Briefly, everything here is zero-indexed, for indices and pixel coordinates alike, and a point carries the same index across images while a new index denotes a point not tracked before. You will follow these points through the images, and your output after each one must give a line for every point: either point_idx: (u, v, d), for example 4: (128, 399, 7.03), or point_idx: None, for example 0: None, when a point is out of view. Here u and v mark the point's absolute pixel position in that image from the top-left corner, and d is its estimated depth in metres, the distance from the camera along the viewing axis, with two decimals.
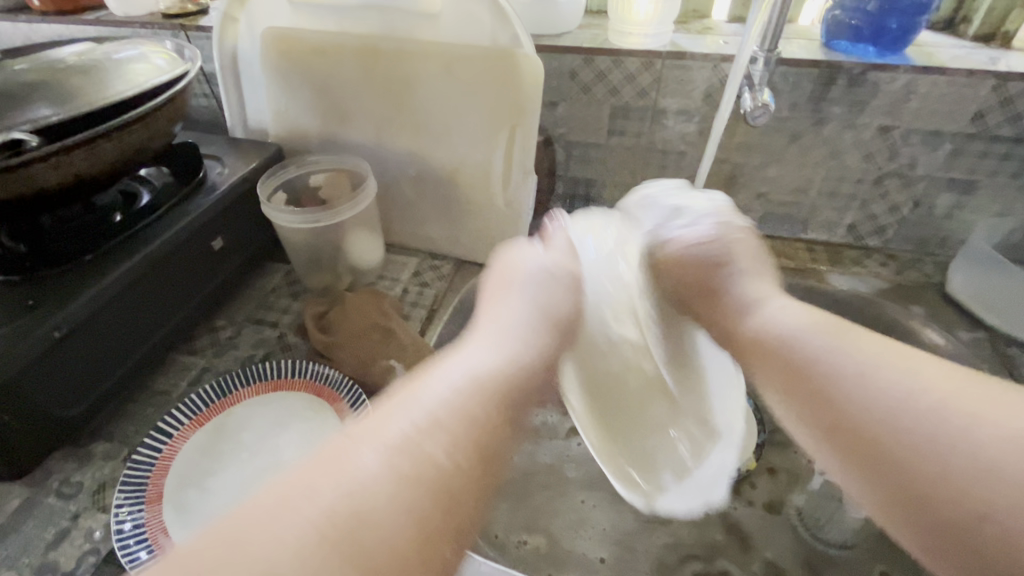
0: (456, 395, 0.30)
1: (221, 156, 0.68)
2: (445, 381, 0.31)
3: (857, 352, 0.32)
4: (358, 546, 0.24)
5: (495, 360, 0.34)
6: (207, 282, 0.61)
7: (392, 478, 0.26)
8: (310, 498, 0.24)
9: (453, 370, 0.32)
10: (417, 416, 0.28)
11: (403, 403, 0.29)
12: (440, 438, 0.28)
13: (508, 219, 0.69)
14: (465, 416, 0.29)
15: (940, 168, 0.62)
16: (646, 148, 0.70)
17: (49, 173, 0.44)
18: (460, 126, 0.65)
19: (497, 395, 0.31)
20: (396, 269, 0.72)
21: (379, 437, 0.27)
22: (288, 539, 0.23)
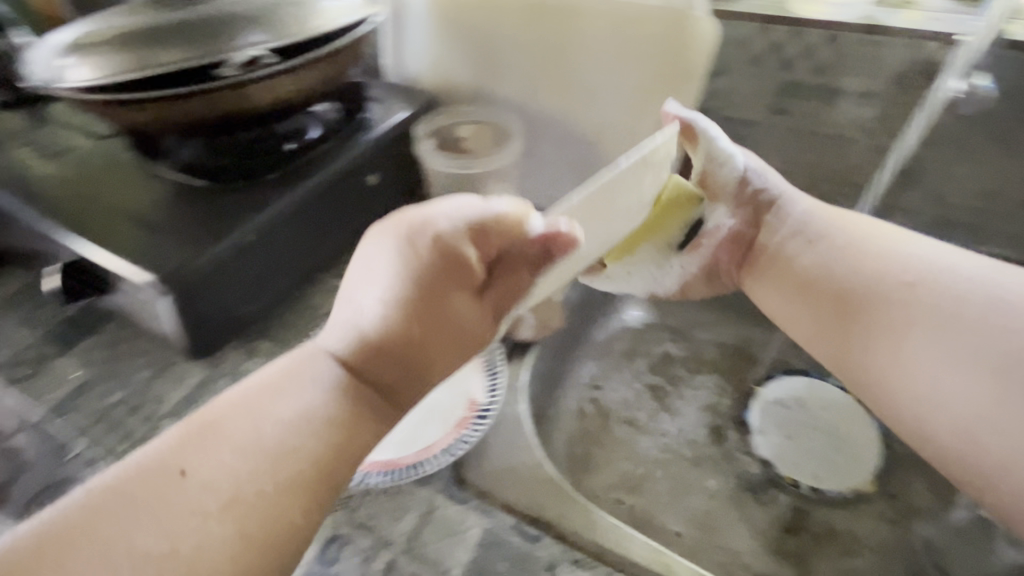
0: (280, 432, 0.33)
1: (381, 100, 0.72)
2: (271, 408, 0.34)
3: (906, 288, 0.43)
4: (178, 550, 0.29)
5: (326, 399, 0.35)
6: (359, 214, 0.66)
7: (200, 516, 0.30)
8: (132, 525, 0.29)
9: (283, 395, 0.35)
10: (234, 450, 0.32)
11: (226, 434, 0.33)
12: (255, 472, 0.31)
13: None
14: (279, 440, 0.33)
15: None
16: (809, 131, 0.64)
17: (263, 92, 0.52)
18: (613, 89, 0.63)
19: (320, 431, 0.34)
20: None
21: (201, 466, 0.31)
22: (111, 534, 0.29)
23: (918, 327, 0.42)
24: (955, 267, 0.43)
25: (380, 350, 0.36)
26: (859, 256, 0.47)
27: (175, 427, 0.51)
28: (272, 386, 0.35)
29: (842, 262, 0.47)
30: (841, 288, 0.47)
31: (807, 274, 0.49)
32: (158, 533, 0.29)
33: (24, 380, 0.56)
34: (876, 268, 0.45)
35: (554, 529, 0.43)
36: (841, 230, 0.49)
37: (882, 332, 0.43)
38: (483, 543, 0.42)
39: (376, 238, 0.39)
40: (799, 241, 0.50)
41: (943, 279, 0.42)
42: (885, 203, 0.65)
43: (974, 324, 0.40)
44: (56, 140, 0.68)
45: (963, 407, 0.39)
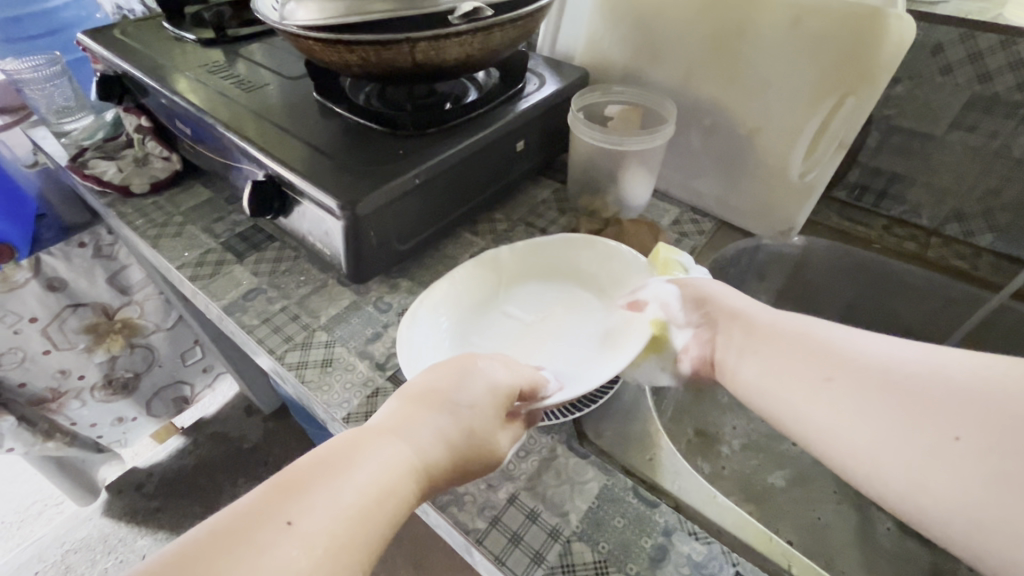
0: (377, 479, 0.35)
1: (539, 72, 0.75)
2: (366, 465, 0.36)
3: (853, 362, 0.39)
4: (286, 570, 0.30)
5: (408, 456, 0.38)
6: (503, 177, 0.70)
7: (316, 540, 0.31)
8: (256, 541, 0.30)
9: (385, 448, 0.38)
10: (345, 486, 0.34)
11: (335, 471, 0.35)
12: (359, 508, 0.34)
13: (797, 192, 0.65)
14: (381, 488, 0.35)
15: None
16: (994, 152, 0.60)
17: (454, 48, 0.55)
18: (782, 83, 0.62)
19: (405, 484, 0.37)
20: (657, 213, 0.74)
21: (312, 492, 0.33)
22: (245, 554, 0.30)
23: (886, 411, 0.35)
24: (887, 343, 0.39)
25: (461, 434, 0.41)
26: (811, 343, 0.42)
27: (327, 338, 0.57)
28: (371, 440, 0.38)
29: (796, 352, 0.42)
30: (815, 378, 0.40)
31: (767, 368, 0.43)
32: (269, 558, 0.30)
33: (205, 278, 0.65)
34: (842, 338, 0.41)
35: (672, 498, 0.44)
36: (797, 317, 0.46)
37: (849, 421, 0.37)
38: (603, 496, 0.44)
39: (454, 359, 0.46)
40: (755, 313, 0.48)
41: (895, 348, 0.38)
42: None
43: (934, 396, 0.34)
44: (245, 73, 0.75)
45: (948, 476, 0.31)
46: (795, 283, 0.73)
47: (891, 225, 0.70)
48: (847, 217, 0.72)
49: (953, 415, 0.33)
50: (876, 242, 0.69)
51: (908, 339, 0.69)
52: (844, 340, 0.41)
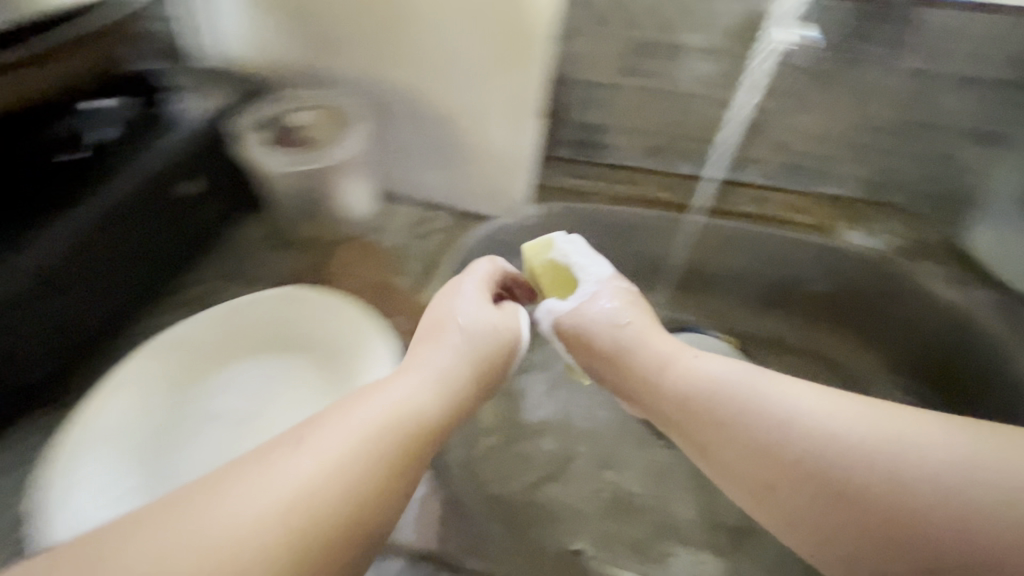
0: (312, 471, 0.30)
1: (191, 89, 0.60)
2: (292, 459, 0.31)
3: (838, 418, 0.37)
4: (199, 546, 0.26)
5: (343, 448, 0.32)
6: (180, 233, 0.56)
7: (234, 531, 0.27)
8: (149, 536, 0.27)
9: (319, 438, 0.32)
10: (268, 488, 0.29)
11: (271, 459, 0.31)
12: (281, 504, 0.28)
13: (515, 166, 0.64)
14: (305, 492, 0.29)
15: (973, 119, 0.59)
16: (661, 91, 0.64)
17: None
18: (464, 59, 0.58)
19: (353, 476, 0.31)
20: (390, 220, 0.66)
21: (233, 484, 0.29)
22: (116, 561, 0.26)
23: (810, 497, 0.36)
24: (797, 403, 0.39)
25: (398, 415, 0.35)
26: (749, 425, 0.39)
27: None
28: (322, 422, 0.33)
29: (796, 429, 0.38)
30: (787, 453, 0.37)
31: (720, 438, 0.41)
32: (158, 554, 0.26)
33: None
34: (780, 410, 0.39)
35: None
36: (770, 386, 0.40)
37: (857, 491, 0.35)
38: None
39: (479, 347, 0.45)
40: (683, 366, 0.44)
41: (865, 424, 0.37)
42: (736, 156, 0.68)
43: (858, 471, 0.35)
44: None
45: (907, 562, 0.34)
46: None
47: (609, 172, 0.72)
48: (572, 174, 0.72)
49: (902, 477, 0.34)
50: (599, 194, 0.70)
51: (650, 273, 0.73)
52: (761, 414, 0.39)
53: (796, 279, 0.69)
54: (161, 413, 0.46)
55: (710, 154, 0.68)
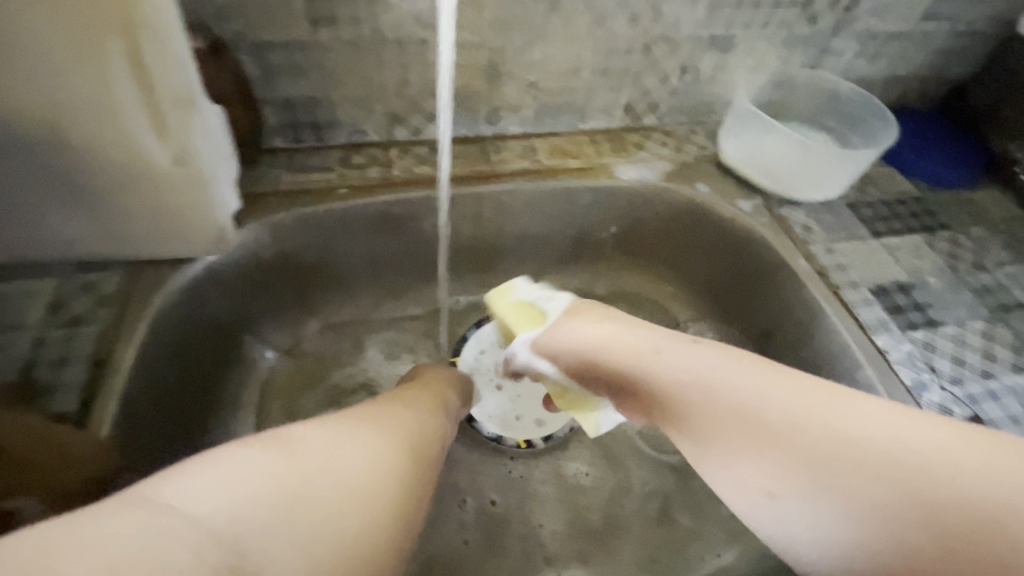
0: (348, 479, 0.28)
1: None
2: (325, 453, 0.29)
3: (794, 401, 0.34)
4: (218, 527, 0.23)
5: (358, 480, 0.29)
6: None
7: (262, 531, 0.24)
8: (151, 505, 0.23)
9: (355, 427, 0.32)
10: (296, 496, 0.26)
11: (294, 457, 0.28)
12: (336, 513, 0.26)
13: (192, 185, 0.44)
14: (349, 495, 0.28)
15: (701, 26, 0.55)
16: (373, 41, 0.50)
17: None
18: (16, 36, 0.34)
19: (359, 502, 0.28)
20: (16, 308, 0.42)
21: (293, 504, 0.26)
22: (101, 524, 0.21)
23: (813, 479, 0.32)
24: (835, 405, 0.34)
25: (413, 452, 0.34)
26: (719, 401, 0.36)
27: None
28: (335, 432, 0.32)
29: (759, 393, 0.35)
30: (768, 424, 0.34)
31: (685, 418, 0.38)
32: (219, 496, 0.24)
33: None
34: (749, 392, 0.36)
35: None
36: (718, 362, 0.38)
37: (849, 467, 0.32)
38: None
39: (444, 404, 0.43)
40: (680, 365, 0.39)
41: (865, 420, 0.33)
42: (487, 106, 0.58)
43: (894, 447, 0.32)
44: None
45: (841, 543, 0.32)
46: (303, 272, 0.56)
47: (347, 155, 0.57)
48: (301, 167, 0.55)
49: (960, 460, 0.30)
50: (335, 186, 0.54)
51: (433, 264, 0.61)
52: (747, 383, 0.36)
53: (585, 230, 0.62)
54: None
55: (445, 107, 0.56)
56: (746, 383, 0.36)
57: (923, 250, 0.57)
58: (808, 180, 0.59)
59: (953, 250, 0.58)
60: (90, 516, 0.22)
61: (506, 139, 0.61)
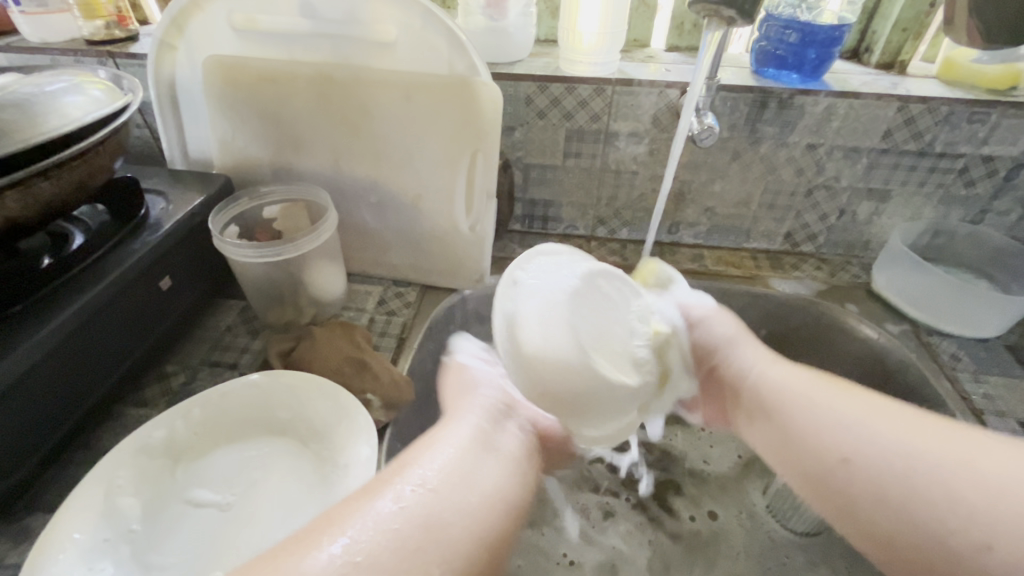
0: (463, 455, 0.38)
1: (163, 191, 0.63)
2: (441, 447, 0.38)
3: (883, 426, 0.38)
4: (434, 503, 0.33)
5: (478, 442, 0.39)
6: (156, 325, 0.57)
7: (447, 496, 0.34)
8: (380, 504, 0.33)
9: (444, 436, 0.40)
10: (440, 466, 0.36)
11: (422, 457, 0.37)
12: (478, 481, 0.36)
13: (474, 243, 0.70)
14: (473, 466, 0.37)
15: (859, 180, 0.69)
16: (600, 168, 0.73)
17: (12, 201, 0.43)
18: (422, 151, 0.65)
19: (501, 468, 0.38)
20: (361, 299, 0.70)
21: (450, 488, 0.34)
22: (355, 518, 0.32)
23: (870, 475, 0.36)
24: (873, 425, 0.38)
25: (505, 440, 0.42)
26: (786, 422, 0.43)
27: None
28: (439, 441, 0.39)
29: (821, 412, 0.41)
30: (835, 451, 0.38)
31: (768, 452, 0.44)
32: (413, 515, 0.32)
33: None
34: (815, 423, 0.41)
35: None
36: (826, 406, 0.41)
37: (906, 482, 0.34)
38: None
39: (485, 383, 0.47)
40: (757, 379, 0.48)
41: (910, 453, 0.35)
42: (671, 220, 0.77)
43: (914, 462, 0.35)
44: None
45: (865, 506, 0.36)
46: None
47: (561, 241, 0.80)
48: (528, 245, 0.79)
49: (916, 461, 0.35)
50: None
51: None
52: (810, 406, 0.42)
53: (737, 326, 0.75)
54: (147, 495, 0.46)
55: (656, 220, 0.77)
56: (838, 405, 0.41)
57: None
58: (962, 315, 0.65)
59: None
60: (365, 511, 0.32)
61: (681, 246, 0.79)
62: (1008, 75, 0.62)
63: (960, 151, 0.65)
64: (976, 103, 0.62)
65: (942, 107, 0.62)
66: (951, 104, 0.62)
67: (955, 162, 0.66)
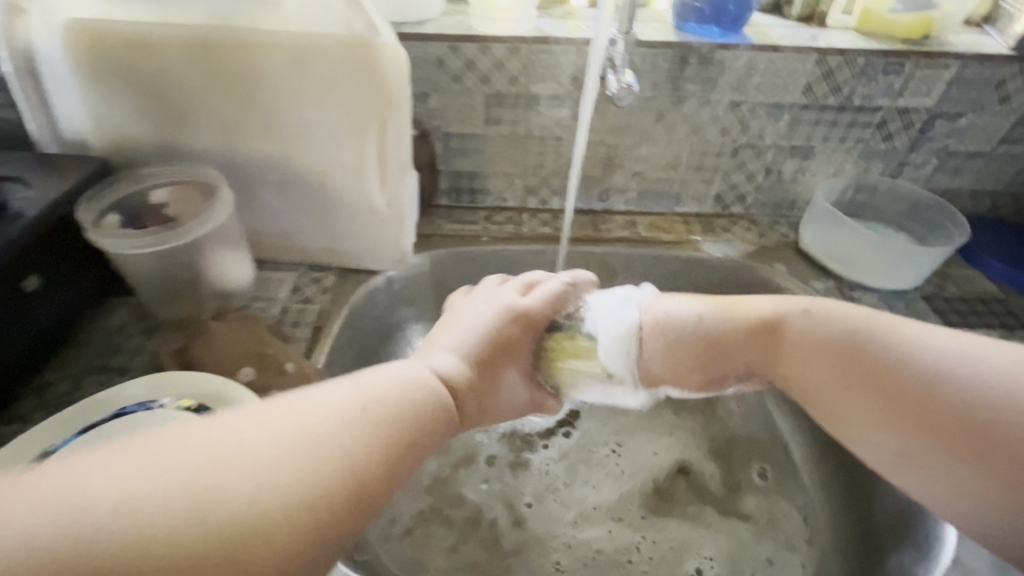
0: (328, 422, 0.31)
1: (25, 177, 0.55)
2: (300, 402, 0.32)
3: (982, 370, 0.38)
4: (181, 491, 0.26)
5: (363, 404, 0.33)
6: (22, 329, 0.50)
7: (257, 477, 0.28)
8: (110, 473, 0.26)
9: (335, 395, 0.33)
10: (271, 440, 0.29)
11: (257, 420, 0.30)
12: (301, 457, 0.29)
13: (392, 220, 0.65)
14: (328, 440, 0.30)
15: (783, 137, 0.69)
16: (524, 136, 0.69)
17: None
18: (325, 121, 0.60)
19: (372, 441, 0.31)
20: (272, 287, 0.65)
21: (212, 486, 0.27)
22: (112, 470, 0.26)
23: (962, 436, 0.37)
24: (995, 368, 0.38)
25: (303, 441, 0.30)
26: (882, 354, 0.41)
27: None
28: (356, 376, 0.35)
29: (948, 373, 0.39)
30: (914, 383, 0.39)
31: (827, 406, 0.43)
32: (144, 482, 0.26)
33: None
34: (932, 370, 0.39)
35: None
36: (921, 343, 0.40)
37: (997, 430, 0.36)
38: None
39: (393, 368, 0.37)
40: (835, 313, 0.44)
41: (978, 388, 0.38)
42: (601, 187, 0.74)
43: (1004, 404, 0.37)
44: None
45: (920, 455, 0.39)
46: (444, 295, 0.74)
47: (490, 214, 0.76)
48: (456, 220, 0.75)
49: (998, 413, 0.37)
50: (481, 235, 0.73)
51: None
52: (902, 372, 0.40)
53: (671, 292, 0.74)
54: None
55: (585, 188, 0.74)
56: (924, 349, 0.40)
57: None
58: (882, 268, 0.66)
59: None
60: (116, 456, 0.27)
61: (613, 214, 0.77)
62: (921, 25, 0.63)
63: (877, 104, 0.65)
64: (891, 54, 0.62)
65: (858, 60, 0.62)
66: (867, 57, 0.62)
67: (874, 116, 0.66)
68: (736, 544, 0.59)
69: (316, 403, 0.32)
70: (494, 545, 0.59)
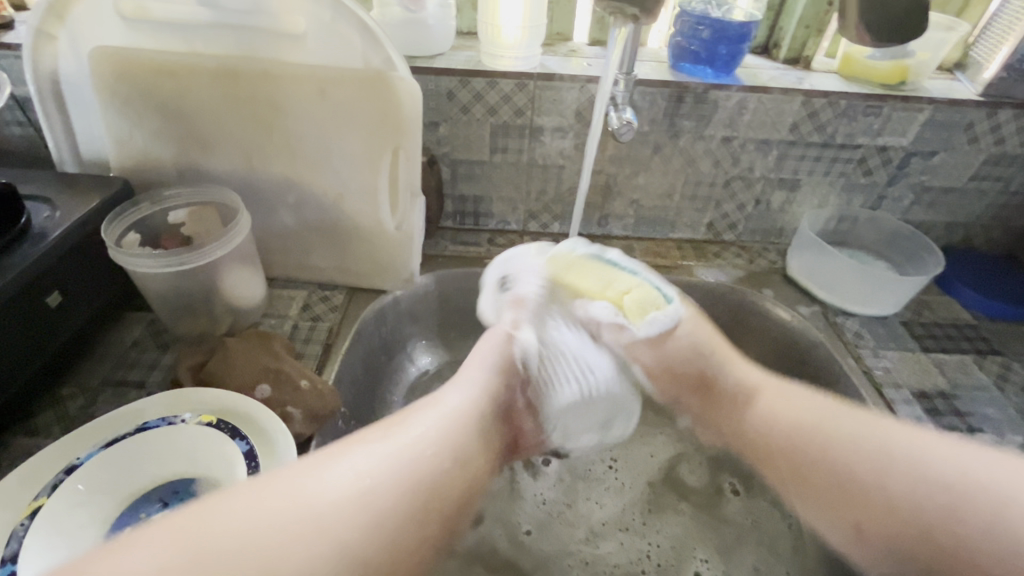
0: (350, 495, 0.35)
1: (48, 196, 0.57)
2: (322, 474, 0.36)
3: (914, 463, 0.42)
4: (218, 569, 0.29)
5: (381, 478, 0.37)
6: (44, 345, 0.52)
7: (289, 553, 0.31)
8: (148, 549, 0.30)
9: (351, 469, 0.37)
10: (298, 517, 0.33)
11: (276, 497, 0.34)
12: (329, 533, 0.33)
13: (400, 242, 0.68)
14: (352, 517, 0.34)
15: (771, 171, 0.73)
16: (528, 164, 0.73)
17: None
18: (341, 148, 0.63)
19: (390, 516, 0.35)
20: (283, 305, 0.67)
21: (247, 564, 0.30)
22: (154, 546, 0.30)
23: (898, 532, 0.40)
24: (934, 464, 0.41)
25: (335, 503, 0.34)
26: (830, 440, 0.46)
27: None
28: (369, 446, 0.39)
29: (888, 461, 0.43)
30: (858, 476, 0.43)
31: (790, 493, 0.49)
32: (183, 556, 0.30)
33: None
34: (877, 458, 0.43)
35: None
36: (870, 433, 0.45)
37: (926, 525, 0.39)
38: None
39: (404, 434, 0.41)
40: (777, 402, 0.51)
41: (905, 479, 0.41)
42: (600, 213, 0.78)
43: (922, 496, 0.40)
44: None
45: (865, 546, 0.43)
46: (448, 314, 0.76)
47: (493, 237, 0.79)
48: (460, 242, 0.78)
49: (922, 505, 0.40)
50: (485, 257, 0.76)
51: None
52: (848, 452, 0.44)
53: None
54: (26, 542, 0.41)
55: (585, 214, 0.78)
56: (874, 439, 0.44)
57: (971, 368, 0.66)
58: (864, 296, 0.70)
59: (1003, 372, 0.66)
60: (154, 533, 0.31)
61: (611, 238, 0.81)
62: (897, 72, 0.67)
63: (858, 142, 0.70)
64: (870, 98, 0.66)
65: (841, 102, 0.66)
66: (849, 99, 0.66)
67: (855, 153, 0.71)
68: (728, 556, 0.62)
69: (337, 473, 0.36)
70: (497, 559, 0.61)
